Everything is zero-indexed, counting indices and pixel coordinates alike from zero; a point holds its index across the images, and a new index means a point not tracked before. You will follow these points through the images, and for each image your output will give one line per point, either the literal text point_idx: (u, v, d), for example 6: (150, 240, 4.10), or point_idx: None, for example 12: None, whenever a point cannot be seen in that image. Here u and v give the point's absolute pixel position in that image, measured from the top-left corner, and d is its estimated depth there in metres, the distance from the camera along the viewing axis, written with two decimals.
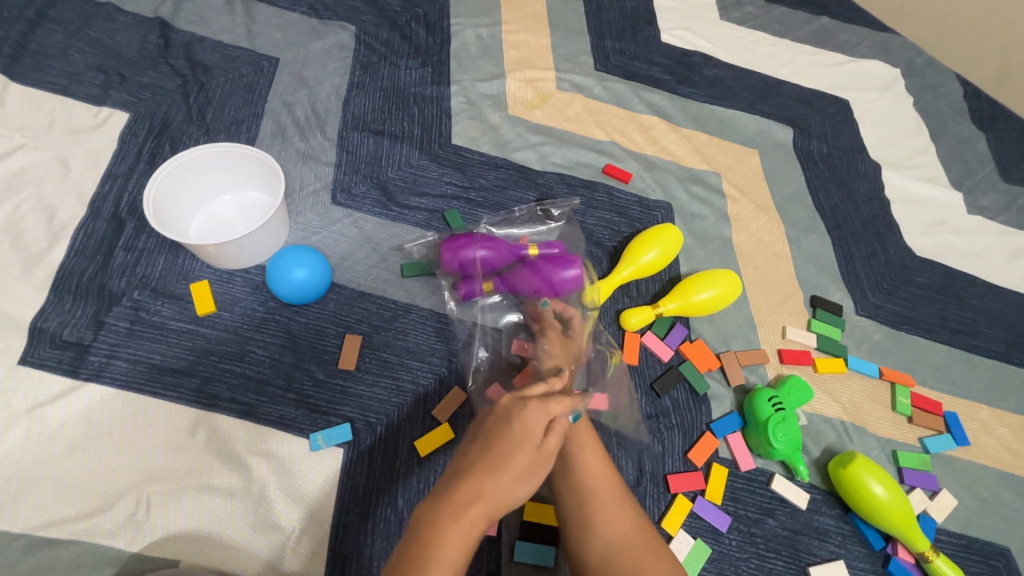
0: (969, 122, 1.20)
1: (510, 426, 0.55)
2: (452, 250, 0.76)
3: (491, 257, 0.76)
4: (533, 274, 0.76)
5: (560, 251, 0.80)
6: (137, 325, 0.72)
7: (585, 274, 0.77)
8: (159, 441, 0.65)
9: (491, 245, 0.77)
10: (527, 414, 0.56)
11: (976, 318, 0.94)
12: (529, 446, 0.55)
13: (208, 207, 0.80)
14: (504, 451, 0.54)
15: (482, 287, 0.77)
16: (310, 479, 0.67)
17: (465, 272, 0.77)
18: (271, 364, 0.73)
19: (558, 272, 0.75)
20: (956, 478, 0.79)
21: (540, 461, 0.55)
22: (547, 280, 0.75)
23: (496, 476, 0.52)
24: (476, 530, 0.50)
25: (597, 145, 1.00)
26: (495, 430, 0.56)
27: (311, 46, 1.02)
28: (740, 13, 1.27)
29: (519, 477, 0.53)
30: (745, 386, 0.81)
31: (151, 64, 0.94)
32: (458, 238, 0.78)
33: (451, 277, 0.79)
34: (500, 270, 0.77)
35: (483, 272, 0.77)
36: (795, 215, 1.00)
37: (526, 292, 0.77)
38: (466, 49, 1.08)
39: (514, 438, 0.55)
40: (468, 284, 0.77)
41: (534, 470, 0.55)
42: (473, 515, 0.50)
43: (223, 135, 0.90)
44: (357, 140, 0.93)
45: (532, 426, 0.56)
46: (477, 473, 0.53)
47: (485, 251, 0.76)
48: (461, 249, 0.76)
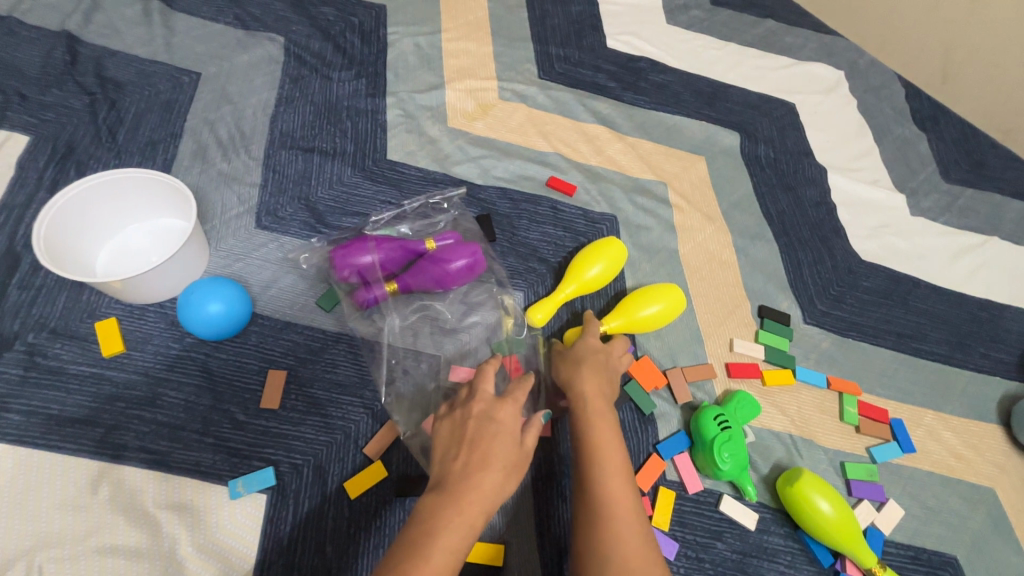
0: (911, 123, 1.21)
1: (492, 423, 0.55)
2: (348, 257, 0.75)
3: (389, 259, 0.76)
4: (428, 272, 0.75)
5: (456, 237, 0.79)
6: (32, 372, 0.66)
7: (478, 260, 0.77)
8: (54, 500, 0.60)
9: (386, 247, 0.76)
10: (503, 410, 0.57)
11: (920, 322, 0.94)
12: (512, 440, 0.55)
13: (117, 237, 0.74)
14: (489, 446, 0.54)
15: (386, 290, 0.75)
16: (228, 531, 0.62)
17: (363, 279, 0.76)
18: (186, 407, 0.67)
19: (448, 267, 0.75)
20: (903, 487, 0.78)
21: (525, 455, 0.55)
22: (445, 272, 0.75)
23: (488, 471, 0.52)
24: (475, 524, 0.50)
25: (540, 157, 0.97)
26: (476, 428, 0.55)
27: (237, 59, 0.96)
28: (687, 17, 1.26)
29: (507, 472, 0.53)
30: (692, 403, 0.79)
31: (56, 82, 0.87)
32: (349, 243, 0.76)
33: (348, 285, 0.77)
34: (400, 271, 0.77)
35: (383, 275, 0.76)
36: (742, 223, 0.99)
37: (428, 286, 0.77)
38: (404, 59, 1.04)
39: (496, 433, 0.55)
40: (370, 290, 0.75)
41: (521, 465, 0.55)
42: (470, 509, 0.50)
43: (137, 157, 0.84)
44: (285, 158, 0.88)
45: (511, 423, 0.56)
46: (468, 471, 0.52)
47: (380, 255, 0.75)
48: (353, 255, 0.75)
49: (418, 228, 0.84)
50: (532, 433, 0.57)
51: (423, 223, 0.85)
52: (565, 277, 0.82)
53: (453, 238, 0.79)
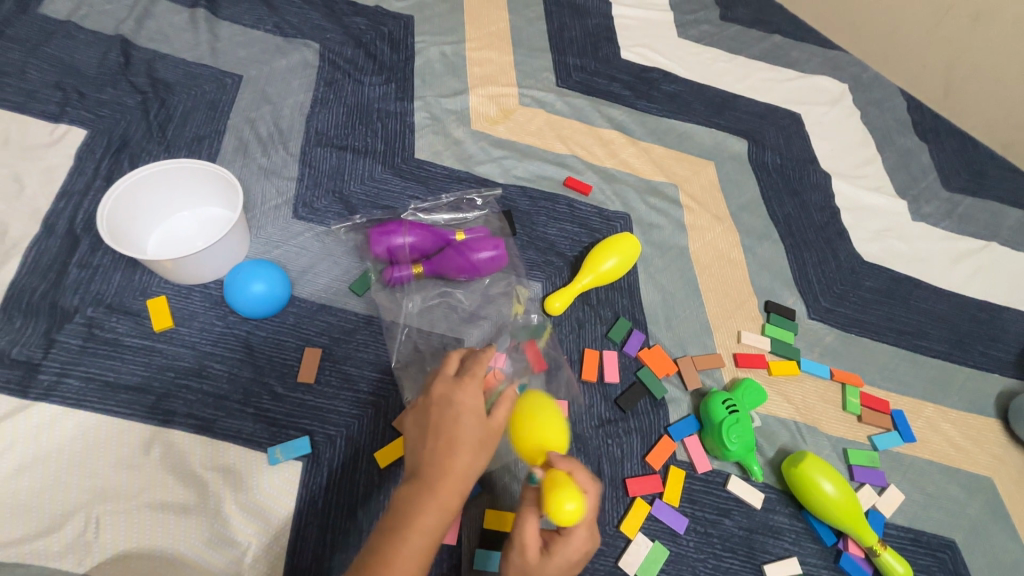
0: (912, 134, 1.26)
1: (453, 406, 0.58)
2: (383, 236, 0.81)
3: (419, 243, 0.82)
4: (454, 256, 0.81)
5: (485, 234, 0.86)
6: (91, 342, 0.71)
7: (501, 254, 0.82)
8: (110, 459, 0.65)
9: (419, 231, 0.82)
10: (463, 391, 0.59)
11: (921, 320, 0.98)
12: (476, 419, 0.57)
13: (167, 222, 0.80)
14: (454, 428, 0.56)
15: (412, 270, 0.81)
16: (268, 493, 0.67)
17: (393, 258, 0.82)
18: (230, 379, 0.72)
19: (473, 255, 0.81)
20: (904, 474, 0.82)
21: (492, 430, 0.58)
22: (468, 261, 0.81)
23: (456, 454, 0.55)
24: (452, 503, 0.53)
25: (558, 159, 1.03)
26: (439, 413, 0.57)
27: (276, 63, 1.03)
28: (697, 31, 1.33)
29: (474, 449, 0.56)
30: (701, 390, 0.83)
31: (111, 81, 0.94)
32: (385, 224, 0.82)
33: (380, 263, 0.83)
34: (428, 256, 0.82)
35: (412, 256, 0.82)
36: (749, 224, 1.04)
37: (451, 272, 0.82)
38: (431, 66, 1.10)
39: (460, 415, 0.57)
40: (397, 268, 0.81)
41: (490, 439, 0.58)
42: (445, 491, 0.53)
43: (184, 151, 0.90)
44: (320, 155, 0.94)
45: (472, 402, 0.58)
46: (438, 457, 0.55)
47: (413, 237, 0.81)
48: (389, 235, 0.81)
49: (452, 219, 0.92)
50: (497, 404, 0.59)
51: (455, 216, 0.93)
52: (582, 268, 0.87)
53: (481, 233, 0.86)
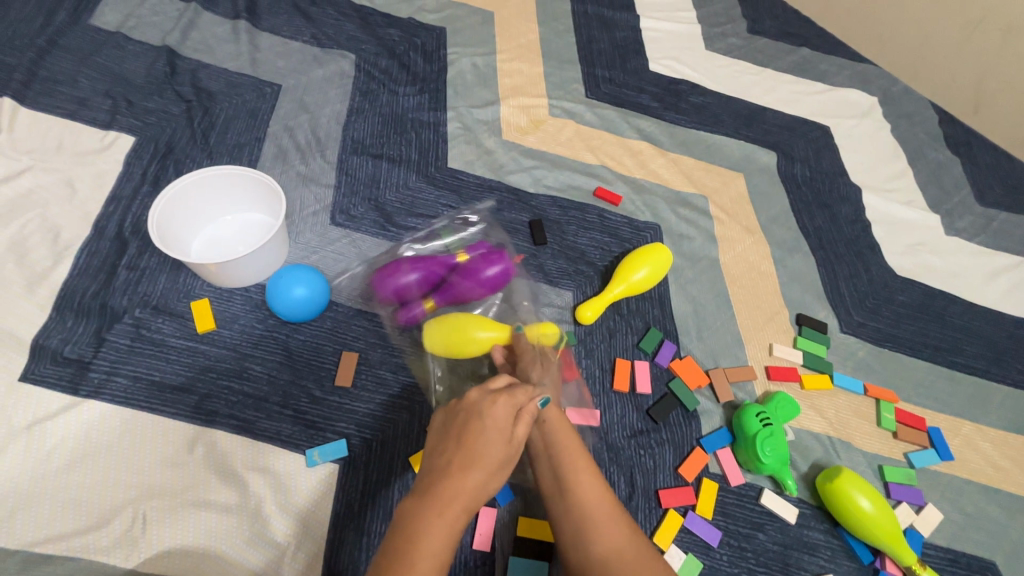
0: (944, 148, 1.25)
1: (481, 420, 0.58)
2: (386, 280, 0.78)
3: (426, 278, 0.78)
4: (465, 283, 0.79)
5: (484, 249, 0.83)
6: (138, 342, 0.73)
7: (508, 268, 0.81)
8: (156, 457, 0.66)
9: (421, 265, 0.78)
10: (495, 409, 0.59)
11: (956, 336, 0.97)
12: (500, 441, 0.58)
13: (210, 227, 0.83)
14: (476, 446, 0.57)
15: (424, 307, 0.78)
16: (307, 495, 0.68)
17: (403, 299, 0.79)
18: (270, 381, 0.74)
19: (484, 276, 0.79)
20: (942, 493, 0.81)
21: (512, 452, 0.59)
22: (479, 283, 0.79)
23: (471, 472, 0.56)
24: (458, 521, 0.54)
25: (588, 169, 1.04)
26: (465, 426, 0.58)
27: (313, 73, 1.06)
28: (725, 44, 1.33)
29: (492, 472, 0.57)
30: (734, 402, 0.83)
31: (158, 90, 0.97)
32: (386, 267, 0.79)
33: (390, 306, 0.80)
34: (436, 288, 0.80)
35: (422, 294, 0.79)
36: (780, 236, 1.03)
37: (465, 299, 0.80)
38: (462, 76, 1.12)
39: (485, 434, 0.57)
40: (410, 309, 0.79)
41: (507, 462, 0.59)
42: (454, 508, 0.54)
43: (226, 158, 0.93)
44: (356, 163, 0.96)
45: (500, 422, 0.58)
46: (454, 470, 0.56)
47: (418, 274, 0.78)
48: (394, 276, 0.77)
49: (451, 243, 0.88)
50: (524, 425, 0.59)
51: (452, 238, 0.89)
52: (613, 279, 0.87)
53: (482, 249, 0.84)
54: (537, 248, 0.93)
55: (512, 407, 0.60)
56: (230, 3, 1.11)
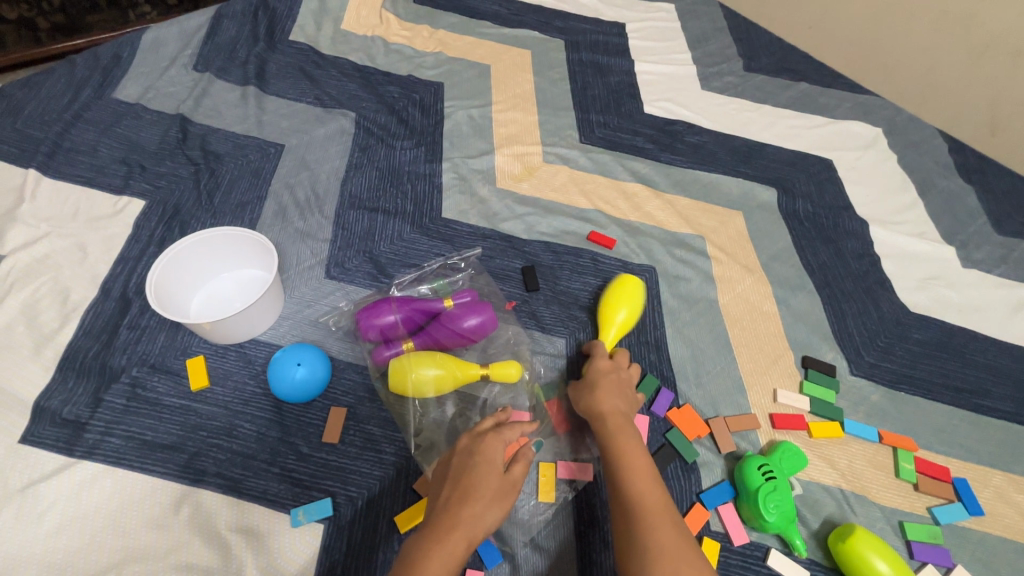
0: (957, 177, 1.21)
1: (474, 458, 0.61)
2: (370, 318, 0.80)
3: (409, 318, 0.81)
4: (442, 328, 0.80)
5: (472, 297, 0.85)
6: (133, 402, 0.75)
7: (490, 320, 0.82)
8: (143, 518, 0.67)
9: (406, 306, 0.81)
10: (486, 445, 0.63)
11: (981, 377, 0.91)
12: (494, 473, 0.60)
13: (210, 284, 0.86)
14: (471, 481, 0.59)
15: (404, 346, 0.79)
16: (289, 556, 0.67)
17: (386, 337, 0.81)
18: (258, 438, 0.74)
19: (461, 323, 0.81)
20: (971, 552, 0.75)
21: (510, 485, 0.61)
22: (459, 331, 0.81)
23: (467, 502, 0.57)
24: (459, 550, 0.54)
25: (581, 214, 1.04)
26: (460, 466, 0.62)
27: (315, 132, 1.11)
28: (721, 83, 1.34)
29: (488, 503, 0.58)
30: (736, 453, 0.79)
31: (169, 155, 1.03)
32: (372, 305, 0.82)
33: (374, 344, 0.82)
34: (417, 330, 0.81)
35: (404, 334, 0.81)
36: (782, 274, 1.00)
37: (442, 345, 0.81)
38: (459, 129, 1.15)
39: (478, 468, 0.60)
40: (390, 346, 0.79)
41: (504, 495, 0.60)
42: (454, 536, 0.54)
43: (229, 217, 0.97)
44: (353, 217, 0.99)
45: (493, 456, 0.62)
46: (453, 503, 0.57)
47: (402, 313, 0.80)
48: (377, 316, 0.80)
49: (437, 287, 0.91)
50: (518, 462, 0.62)
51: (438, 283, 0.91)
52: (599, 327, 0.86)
53: (468, 296, 0.85)
54: (528, 294, 0.93)
55: (502, 442, 0.63)
56: (240, 71, 1.19)
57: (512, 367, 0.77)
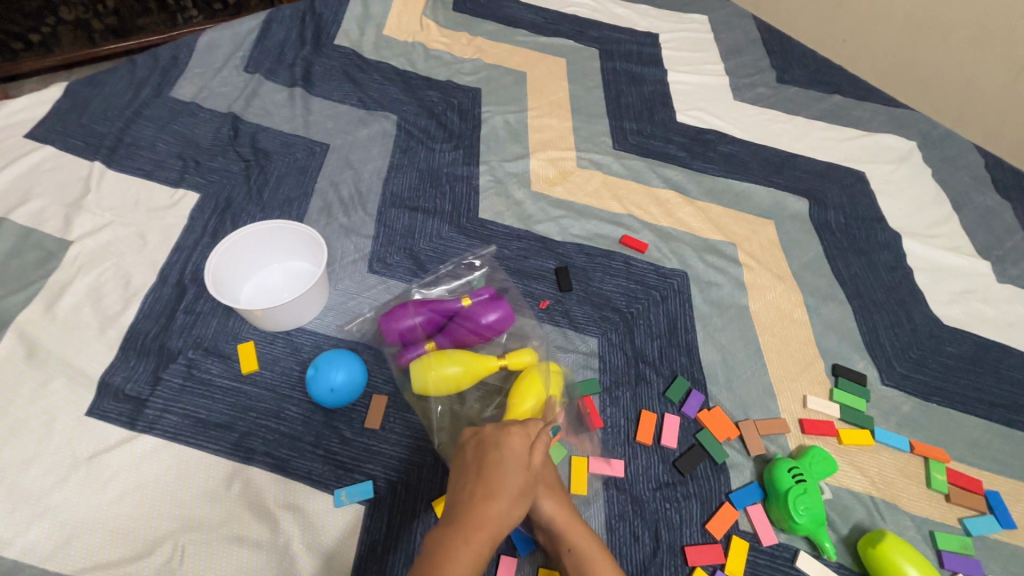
0: (993, 192, 1.20)
1: (499, 451, 0.61)
2: (392, 322, 0.82)
3: (429, 320, 0.83)
4: (463, 326, 0.83)
5: (489, 293, 0.87)
6: (189, 381, 0.79)
7: (507, 316, 0.85)
8: (198, 491, 0.71)
9: (426, 309, 0.83)
10: (511, 438, 0.63)
11: (1015, 392, 0.91)
12: (520, 469, 0.61)
13: (260, 274, 0.91)
14: (497, 474, 0.59)
15: (425, 348, 0.82)
16: (332, 534, 0.70)
17: (407, 340, 0.83)
18: (304, 421, 0.78)
19: (479, 320, 0.83)
20: (1003, 565, 0.75)
21: (531, 482, 0.61)
22: (477, 329, 0.83)
23: (494, 499, 0.57)
24: (484, 548, 0.54)
25: (615, 218, 1.07)
26: (483, 455, 0.61)
27: (358, 133, 1.15)
28: (753, 94, 1.36)
29: (514, 500, 0.58)
30: (765, 456, 0.80)
31: (222, 152, 1.08)
32: (393, 309, 0.84)
33: (395, 348, 0.84)
34: (438, 330, 0.84)
35: (424, 335, 0.83)
36: (813, 283, 1.01)
37: (463, 343, 0.84)
38: (495, 133, 1.19)
39: (504, 463, 0.60)
40: (411, 349, 0.82)
41: (526, 490, 0.61)
42: (480, 534, 0.55)
43: (277, 212, 1.02)
44: (394, 215, 1.03)
45: (518, 451, 0.62)
46: (477, 498, 0.57)
47: (422, 316, 0.82)
48: (399, 320, 0.82)
49: (456, 286, 0.93)
50: (539, 455, 0.63)
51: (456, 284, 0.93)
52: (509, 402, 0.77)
53: (486, 292, 0.87)
54: (562, 294, 0.95)
55: (526, 439, 0.64)
56: (288, 73, 1.24)
57: (528, 357, 0.80)
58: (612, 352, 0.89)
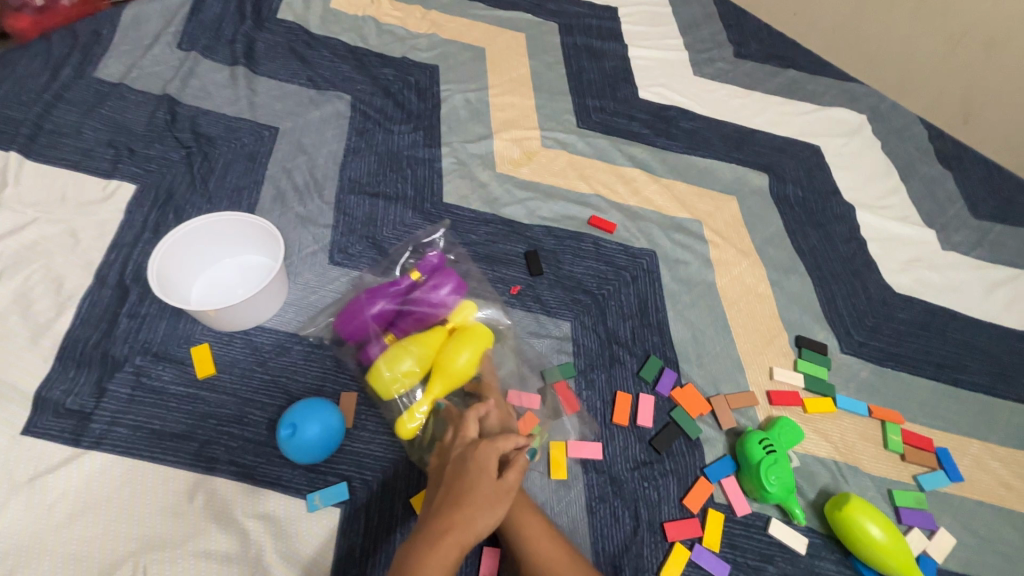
0: (936, 163, 1.26)
1: (466, 462, 0.60)
2: (346, 322, 0.79)
3: (382, 313, 0.80)
4: (416, 310, 0.80)
5: (437, 268, 0.84)
6: (138, 391, 0.74)
7: (456, 291, 0.82)
8: (157, 506, 0.66)
9: (374, 301, 0.80)
10: (480, 450, 0.61)
11: (960, 353, 0.96)
12: (487, 478, 0.59)
13: (212, 271, 0.85)
14: (464, 484, 0.58)
15: (384, 342, 0.78)
16: (308, 539, 0.68)
17: (365, 337, 0.79)
18: (270, 425, 0.74)
19: (428, 300, 0.80)
20: (953, 516, 0.80)
21: (502, 490, 0.59)
22: (431, 311, 0.80)
23: (459, 508, 0.56)
24: (450, 556, 0.54)
25: (582, 198, 1.05)
26: (454, 468, 0.61)
27: (309, 115, 1.08)
28: (712, 69, 1.36)
29: (481, 507, 0.57)
30: (736, 429, 0.83)
31: (159, 138, 1.00)
32: (344, 311, 0.81)
33: (356, 347, 0.81)
34: (395, 321, 0.80)
35: (381, 329, 0.79)
36: (776, 257, 1.04)
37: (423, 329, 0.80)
38: (456, 112, 1.14)
39: (471, 473, 0.59)
40: (371, 346, 0.78)
41: (497, 500, 0.58)
42: (445, 543, 0.54)
43: (226, 202, 0.95)
44: (353, 202, 0.98)
45: (486, 462, 0.60)
46: (445, 507, 0.57)
47: (374, 310, 0.79)
48: (352, 318, 0.79)
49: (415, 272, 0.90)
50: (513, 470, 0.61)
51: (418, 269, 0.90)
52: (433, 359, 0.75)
53: (435, 267, 0.84)
54: (532, 279, 0.94)
55: (495, 449, 0.62)
56: (228, 50, 1.15)
57: (467, 310, 0.79)
58: (586, 335, 0.89)
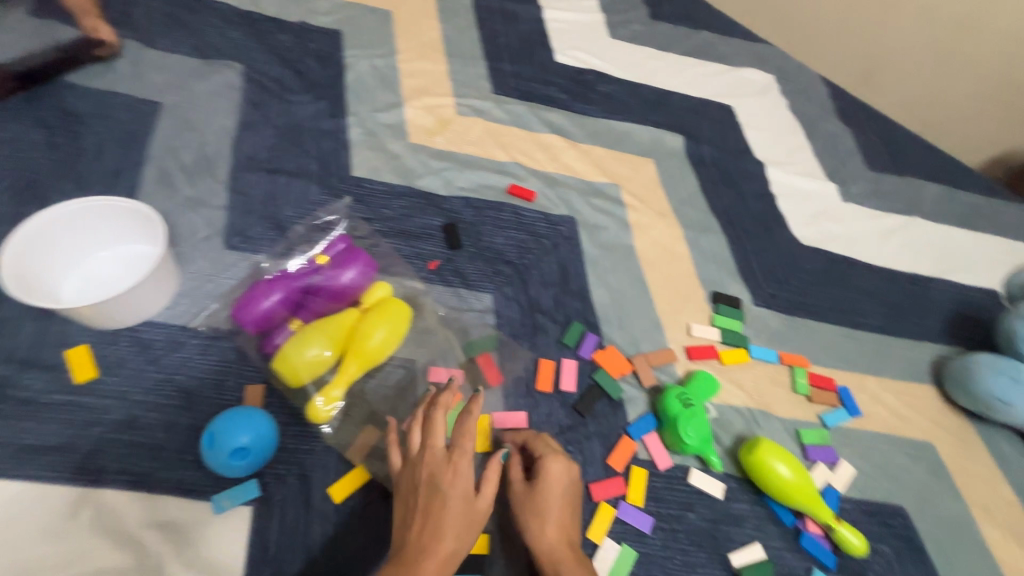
0: (837, 119, 1.32)
1: (444, 483, 0.57)
2: (245, 310, 0.73)
3: (287, 298, 0.75)
4: (323, 292, 0.76)
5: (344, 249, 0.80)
6: (3, 404, 0.66)
7: (367, 270, 0.78)
8: (34, 528, 0.60)
9: (276, 287, 0.75)
10: (455, 468, 0.59)
11: (858, 297, 1.03)
12: (463, 500, 0.57)
13: (86, 264, 0.76)
14: (442, 508, 0.56)
15: (290, 328, 0.73)
16: (214, 544, 0.63)
17: (268, 325, 0.74)
18: (165, 428, 0.68)
19: (337, 281, 0.76)
20: (853, 448, 0.86)
21: (479, 512, 0.58)
22: (340, 292, 0.76)
23: (442, 538, 0.55)
24: None
25: (500, 167, 1.02)
26: (428, 487, 0.57)
27: (196, 86, 0.98)
28: (628, 31, 1.35)
29: (461, 532, 0.56)
30: (657, 386, 0.84)
31: (13, 118, 0.87)
32: (242, 299, 0.75)
33: (258, 337, 0.75)
34: (300, 306, 0.76)
35: (286, 315, 0.75)
36: (692, 217, 1.06)
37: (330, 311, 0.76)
38: (363, 80, 1.07)
39: (449, 496, 0.57)
40: (275, 334, 0.73)
41: (473, 522, 0.58)
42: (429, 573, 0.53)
43: (101, 187, 0.85)
44: (251, 180, 0.90)
45: (464, 482, 0.58)
46: (424, 536, 0.55)
47: (277, 295, 0.74)
48: (251, 306, 0.73)
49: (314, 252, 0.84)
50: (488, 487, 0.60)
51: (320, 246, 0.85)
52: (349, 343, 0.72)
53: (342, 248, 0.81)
54: (451, 252, 0.91)
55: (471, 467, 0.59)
56: None
57: (379, 290, 0.77)
58: (508, 306, 0.87)
